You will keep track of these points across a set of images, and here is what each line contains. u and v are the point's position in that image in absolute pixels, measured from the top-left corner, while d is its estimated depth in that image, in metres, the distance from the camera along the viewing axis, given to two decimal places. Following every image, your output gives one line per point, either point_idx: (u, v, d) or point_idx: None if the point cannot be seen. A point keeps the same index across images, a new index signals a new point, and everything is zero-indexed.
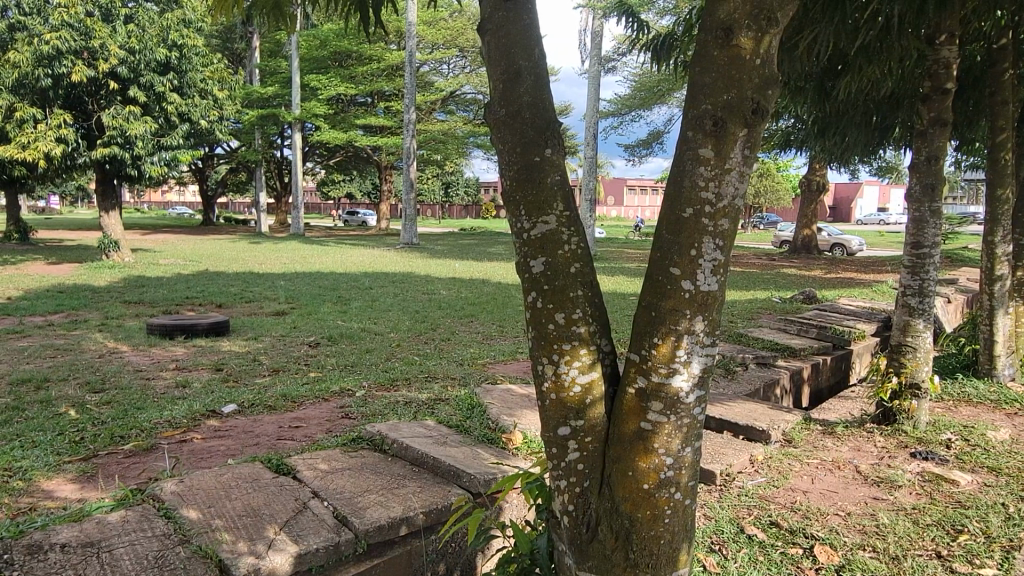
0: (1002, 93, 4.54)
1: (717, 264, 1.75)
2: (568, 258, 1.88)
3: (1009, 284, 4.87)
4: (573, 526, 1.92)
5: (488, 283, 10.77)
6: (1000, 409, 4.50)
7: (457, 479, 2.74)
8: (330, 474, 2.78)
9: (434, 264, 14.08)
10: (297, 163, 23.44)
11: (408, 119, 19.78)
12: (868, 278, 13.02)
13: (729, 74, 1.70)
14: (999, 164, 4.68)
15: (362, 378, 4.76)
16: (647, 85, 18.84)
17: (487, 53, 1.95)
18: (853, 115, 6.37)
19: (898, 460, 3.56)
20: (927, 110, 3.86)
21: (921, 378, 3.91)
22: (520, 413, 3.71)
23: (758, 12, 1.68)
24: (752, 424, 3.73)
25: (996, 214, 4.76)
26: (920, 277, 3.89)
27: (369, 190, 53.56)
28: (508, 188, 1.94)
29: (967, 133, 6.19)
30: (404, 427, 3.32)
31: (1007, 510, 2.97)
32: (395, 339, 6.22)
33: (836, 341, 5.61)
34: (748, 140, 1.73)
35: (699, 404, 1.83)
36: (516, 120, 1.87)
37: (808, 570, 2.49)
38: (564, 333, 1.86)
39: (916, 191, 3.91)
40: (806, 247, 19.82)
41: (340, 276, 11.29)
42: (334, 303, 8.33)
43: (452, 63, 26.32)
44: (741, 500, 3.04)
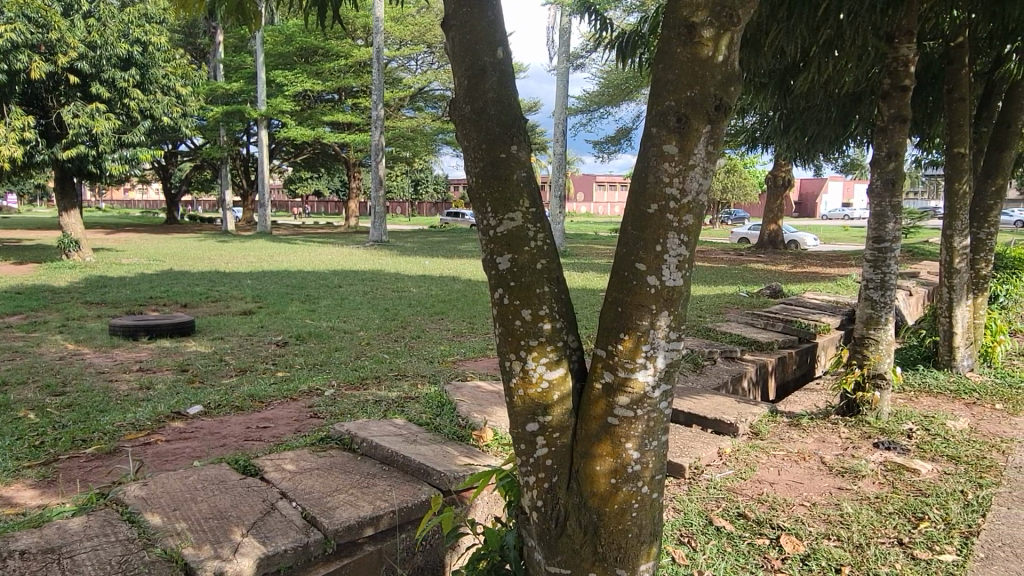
0: (959, 90, 4.61)
1: (682, 259, 1.76)
2: (534, 255, 1.88)
3: (967, 277, 5.00)
4: (542, 522, 1.92)
5: (457, 280, 10.72)
6: (959, 399, 4.61)
7: (426, 476, 2.73)
8: (297, 474, 2.75)
9: (403, 262, 13.98)
10: (263, 160, 23.09)
11: (375, 115, 19.56)
12: (832, 273, 13.24)
13: (691, 71, 1.71)
14: (957, 159, 4.77)
15: (331, 377, 4.72)
16: (614, 82, 18.91)
17: (452, 49, 1.93)
18: (816, 112, 6.48)
19: (862, 450, 3.63)
20: (887, 107, 3.94)
21: (883, 370, 3.99)
22: (490, 410, 3.70)
23: (720, 9, 1.69)
24: (720, 417, 3.77)
25: (954, 209, 4.87)
26: (881, 270, 3.96)
27: (337, 187, 53.03)
28: (474, 185, 1.93)
29: (927, 129, 6.33)
30: (373, 426, 3.30)
31: (966, 497, 3.04)
32: (364, 338, 6.18)
33: (802, 335, 5.70)
34: (711, 136, 1.74)
35: (665, 398, 1.86)
36: (480, 116, 1.87)
37: (775, 561, 2.53)
38: (530, 329, 1.87)
39: (877, 187, 3.97)
40: (772, 243, 20.08)
41: (307, 275, 11.17)
42: (301, 302, 8.24)
43: (420, 59, 26.15)
44: (709, 493, 3.08)
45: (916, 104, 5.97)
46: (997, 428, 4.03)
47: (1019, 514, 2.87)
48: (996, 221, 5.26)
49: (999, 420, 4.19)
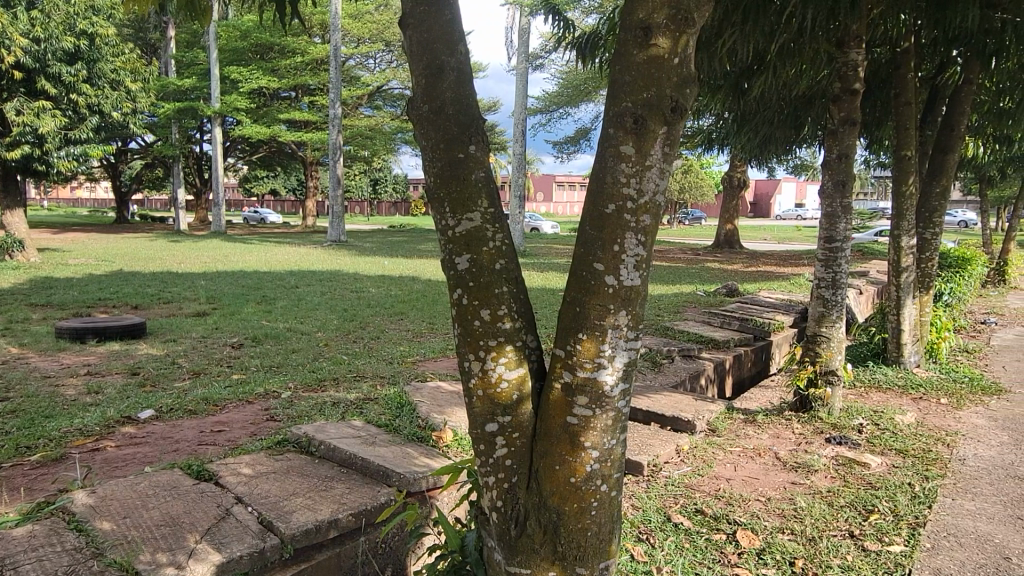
0: (906, 94, 4.77)
1: (640, 259, 1.78)
2: (493, 255, 1.88)
3: (913, 276, 5.15)
4: (502, 522, 1.92)
5: (417, 280, 10.65)
6: (907, 394, 4.75)
7: (386, 479, 2.70)
8: (253, 479, 2.70)
9: (362, 262, 13.84)
10: (218, 158, 22.61)
11: (333, 113, 19.28)
12: (785, 272, 13.51)
13: (648, 73, 1.73)
14: (904, 161, 4.92)
15: (288, 379, 4.65)
16: (573, 82, 19.01)
17: (409, 48, 1.92)
18: (769, 115, 6.61)
19: (815, 445, 3.72)
20: (837, 111, 4.05)
21: (834, 367, 4.08)
22: (450, 410, 3.69)
23: (676, 12, 1.72)
24: (678, 415, 3.82)
25: (901, 210, 5.02)
26: (833, 269, 4.06)
27: (293, 186, 52.26)
28: (432, 185, 1.92)
29: (875, 132, 6.51)
30: (332, 428, 3.25)
31: (914, 489, 3.14)
32: (322, 339, 6.10)
33: (757, 333, 5.81)
34: (668, 137, 1.77)
35: (624, 397, 1.87)
36: (438, 116, 1.86)
37: (732, 555, 2.58)
38: (490, 329, 1.87)
39: (828, 188, 4.09)
40: (728, 242, 20.41)
41: (263, 275, 10.97)
42: (257, 303, 8.09)
43: (378, 57, 25.96)
44: (668, 490, 3.11)
45: (865, 107, 6.14)
46: (942, 422, 4.17)
47: (963, 505, 2.99)
48: (940, 222, 5.45)
49: (944, 414, 4.33)
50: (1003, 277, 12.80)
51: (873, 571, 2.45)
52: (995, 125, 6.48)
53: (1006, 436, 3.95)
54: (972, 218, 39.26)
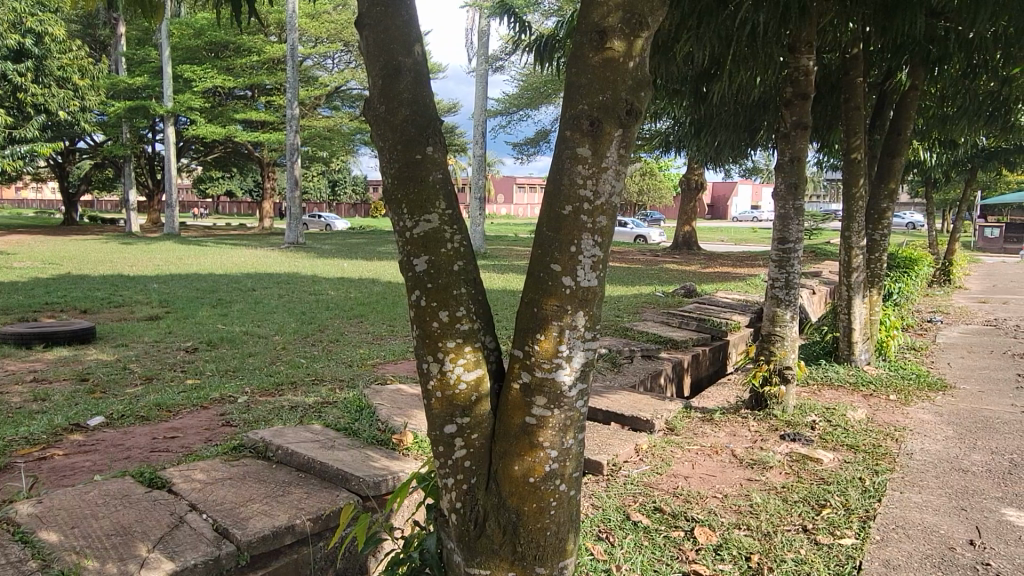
0: (855, 99, 4.92)
1: (596, 261, 1.80)
2: (451, 257, 1.88)
3: (863, 275, 5.30)
4: (461, 523, 1.92)
5: (377, 282, 10.56)
6: (858, 391, 4.88)
7: (345, 483, 2.67)
8: (208, 485, 2.65)
9: (321, 264, 13.67)
10: (171, 158, 22.10)
11: (290, 114, 18.98)
12: (742, 272, 13.74)
13: (603, 75, 1.74)
14: (853, 165, 5.06)
15: (244, 384, 4.56)
16: (534, 84, 19.07)
17: (366, 49, 1.91)
18: (724, 119, 6.73)
19: (770, 442, 3.79)
20: (789, 115, 4.14)
21: (788, 365, 4.17)
22: (411, 413, 3.67)
23: (630, 16, 1.74)
24: (637, 415, 3.86)
25: (851, 212, 5.15)
26: (786, 270, 4.15)
27: (249, 187, 51.39)
28: (389, 186, 1.91)
29: (826, 135, 6.67)
30: (289, 432, 3.21)
31: (864, 484, 3.22)
32: (280, 342, 6.01)
33: (714, 333, 5.91)
34: (623, 140, 1.79)
35: (581, 397, 1.88)
36: (395, 117, 1.85)
37: (689, 552, 2.61)
38: (448, 331, 1.87)
39: (781, 190, 4.19)
40: (686, 244, 20.68)
41: (218, 278, 10.76)
42: (212, 306, 7.92)
43: (336, 57, 25.71)
44: (626, 489, 3.14)
45: (816, 112, 6.30)
46: (891, 418, 4.29)
47: (911, 498, 3.08)
48: (888, 223, 5.63)
49: (893, 410, 4.46)
50: (948, 277, 13.25)
51: (826, 564, 2.51)
52: (939, 130, 6.71)
53: (951, 430, 4.08)
54: (919, 220, 40.55)
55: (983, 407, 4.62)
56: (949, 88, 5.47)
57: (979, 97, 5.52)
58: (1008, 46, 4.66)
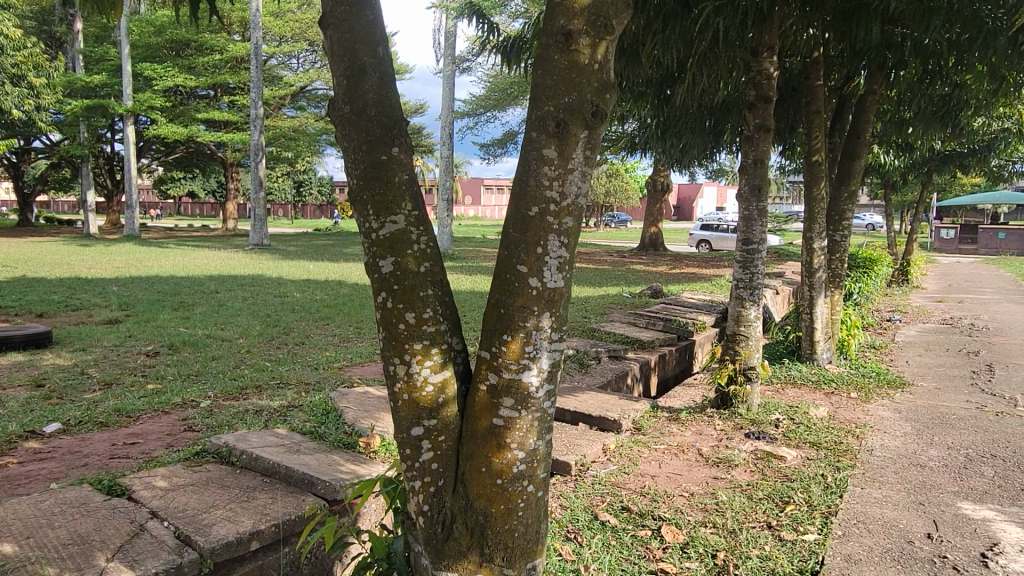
0: (816, 103, 5.02)
1: (562, 261, 1.81)
2: (417, 259, 1.87)
3: (824, 275, 5.40)
4: (428, 526, 1.91)
5: (344, 284, 10.46)
6: (820, 389, 4.98)
7: (311, 487, 2.64)
8: (170, 491, 2.59)
9: (286, 266, 13.50)
10: (130, 158, 21.62)
11: (254, 114, 18.70)
12: (707, 273, 13.90)
13: (569, 77, 1.75)
14: (814, 167, 5.16)
15: (208, 388, 4.48)
16: (501, 86, 19.08)
17: (330, 48, 1.89)
18: (690, 121, 6.80)
19: (735, 440, 3.84)
20: (753, 117, 4.21)
21: (752, 364, 4.22)
22: (378, 416, 3.64)
23: (595, 19, 1.76)
24: (604, 415, 3.88)
25: (813, 213, 5.24)
26: (750, 270, 4.22)
27: (212, 188, 50.50)
28: (354, 187, 1.89)
29: (788, 138, 6.78)
30: (254, 437, 3.16)
31: (826, 480, 3.29)
32: (244, 345, 5.92)
33: (680, 333, 5.98)
34: (589, 141, 1.80)
35: (548, 398, 1.89)
36: (360, 118, 1.83)
37: (657, 550, 2.63)
38: (415, 332, 1.85)
39: (745, 192, 4.26)
40: (653, 244, 20.86)
41: (181, 280, 10.56)
42: (174, 309, 7.75)
43: (301, 57, 25.40)
44: (594, 489, 3.15)
45: (778, 114, 6.40)
46: (852, 415, 4.38)
47: (871, 493, 3.15)
48: (849, 224, 5.76)
49: (854, 408, 4.56)
50: (906, 277, 13.58)
51: (789, 560, 2.55)
52: (897, 133, 6.86)
53: (910, 426, 4.18)
54: (878, 221, 41.50)
55: (940, 403, 4.74)
56: (906, 92, 5.60)
57: (934, 101, 5.66)
58: (962, 54, 4.78)
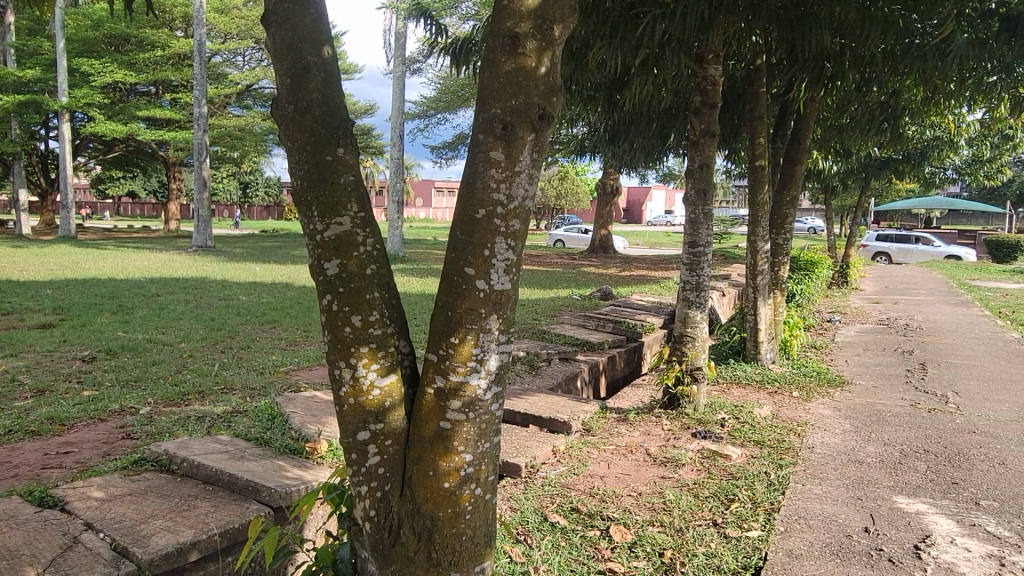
0: (759, 109, 5.16)
1: (509, 264, 1.81)
2: (363, 261, 1.85)
3: (767, 277, 5.53)
4: (375, 532, 1.89)
5: (291, 287, 10.27)
6: (764, 389, 5.10)
7: (255, 494, 2.58)
8: (105, 502, 2.50)
9: (231, 268, 13.18)
10: (65, 156, 20.80)
11: (198, 112, 18.18)
12: (656, 275, 14.11)
13: (515, 81, 1.75)
14: (758, 171, 5.28)
15: (147, 394, 4.35)
16: (451, 88, 19.02)
17: (273, 46, 1.85)
18: (637, 126, 6.90)
19: (682, 440, 3.91)
20: (698, 122, 4.31)
21: (698, 364, 4.30)
22: (325, 421, 3.59)
23: (541, 23, 1.77)
24: (554, 416, 3.89)
25: (756, 217, 5.38)
26: (696, 272, 4.30)
27: (154, 187, 49.13)
28: (298, 188, 1.86)
29: (733, 143, 6.94)
30: (196, 444, 3.07)
31: (769, 477, 3.36)
32: (186, 350, 5.75)
33: (629, 334, 6.06)
34: (535, 145, 1.81)
35: (496, 400, 1.88)
36: (304, 118, 1.80)
37: (605, 550, 2.65)
38: (360, 336, 1.83)
39: (691, 196, 4.35)
40: (603, 247, 21.06)
41: (119, 283, 10.21)
42: (112, 313, 7.49)
43: (247, 55, 24.92)
44: (544, 490, 3.17)
45: (723, 119, 6.54)
46: (794, 414, 4.51)
47: (812, 490, 3.24)
48: (790, 228, 5.93)
49: (796, 407, 4.68)
50: (846, 279, 14.02)
51: (734, 557, 2.60)
52: (835, 140, 7.09)
53: (848, 424, 4.32)
54: (818, 225, 42.83)
55: (876, 401, 4.92)
56: (844, 100, 5.78)
57: (869, 107, 5.86)
58: (894, 64, 4.96)
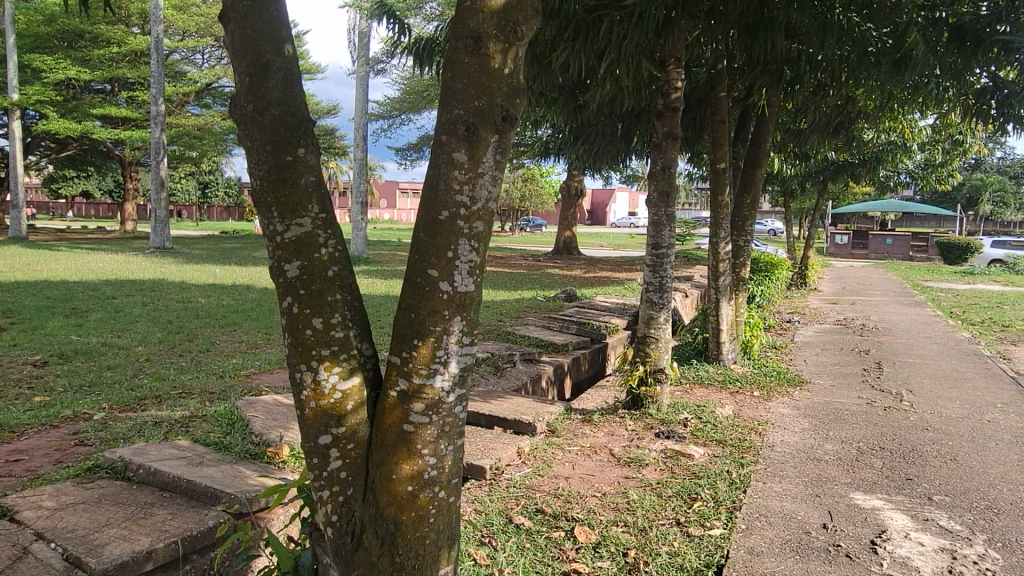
0: (720, 113, 5.24)
1: (473, 266, 1.80)
2: (325, 261, 1.83)
3: (728, 278, 5.61)
4: (337, 537, 1.87)
5: (251, 288, 10.10)
6: (725, 388, 5.18)
7: (214, 500, 2.53)
8: (57, 512, 2.43)
9: (189, 270, 12.92)
10: (15, 154, 20.14)
11: (155, 111, 17.78)
12: (620, 276, 14.20)
13: (478, 81, 1.75)
14: (719, 174, 5.36)
15: (101, 399, 4.24)
16: (415, 88, 18.93)
17: (231, 44, 1.82)
18: (600, 128, 6.94)
19: (645, 440, 3.94)
20: (660, 125, 4.36)
21: (661, 365, 4.34)
22: (286, 425, 3.53)
23: (504, 23, 1.76)
24: (519, 418, 3.88)
25: (718, 219, 5.45)
26: (659, 274, 4.35)
27: (110, 187, 47.98)
28: (258, 189, 1.83)
29: (694, 146, 7.04)
30: (152, 450, 3.00)
31: (731, 476, 3.41)
32: (143, 354, 5.62)
33: (594, 335, 6.09)
34: (499, 146, 1.80)
35: (460, 402, 1.87)
36: (264, 117, 1.78)
37: (570, 551, 2.66)
38: (322, 338, 1.81)
39: (654, 198, 4.39)
40: (567, 249, 21.14)
41: (72, 285, 9.92)
42: (64, 316, 7.29)
43: (206, 53, 24.46)
44: (509, 492, 3.16)
45: (684, 122, 6.63)
46: (755, 413, 4.58)
47: (772, 488, 3.29)
48: (750, 230, 6.03)
49: (757, 406, 4.76)
50: (804, 281, 14.30)
51: (697, 555, 2.63)
52: (793, 143, 7.22)
53: (807, 422, 4.40)
54: (777, 227, 43.71)
55: (834, 400, 5.02)
56: (802, 104, 5.90)
57: (827, 111, 5.98)
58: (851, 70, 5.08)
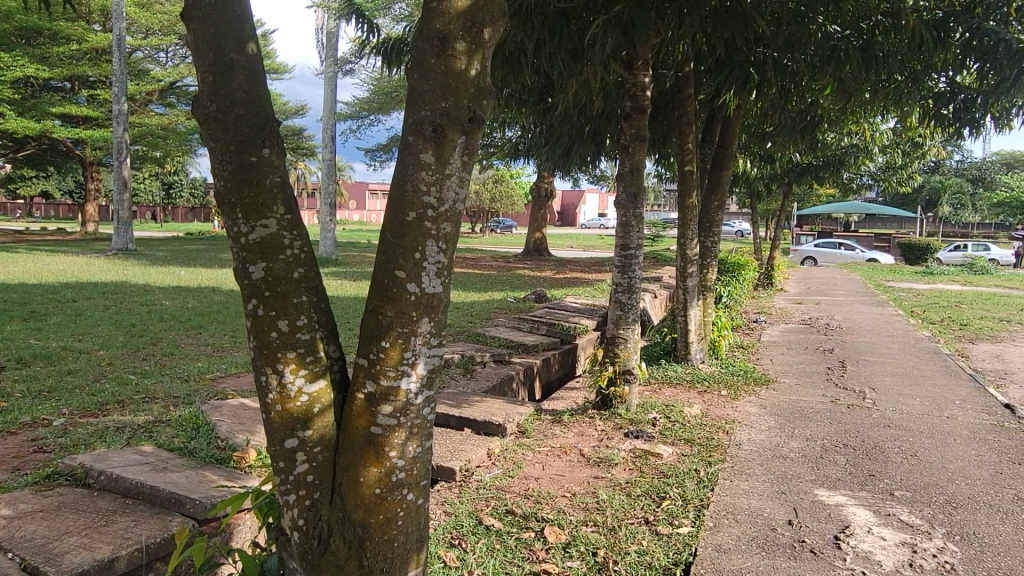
0: (687, 114, 5.30)
1: (440, 267, 1.80)
2: (290, 263, 1.81)
3: (696, 279, 5.67)
4: (304, 541, 1.85)
5: (217, 291, 9.95)
6: (693, 388, 5.23)
7: (178, 506, 2.49)
8: (14, 520, 2.36)
9: (153, 272, 12.67)
10: None
11: (117, 109, 17.40)
12: (590, 277, 14.29)
13: (445, 82, 1.74)
14: (686, 176, 5.42)
15: (60, 405, 4.14)
16: (384, 89, 18.82)
17: (193, 42, 1.79)
18: (568, 130, 6.97)
19: (615, 440, 3.96)
20: (628, 127, 4.40)
21: (630, 365, 4.37)
22: (253, 429, 3.49)
23: (469, 24, 1.77)
24: (489, 419, 3.87)
25: (685, 220, 5.51)
26: (627, 275, 4.38)
27: (71, 186, 46.88)
28: (221, 190, 1.80)
29: (662, 148, 7.11)
30: (114, 455, 2.94)
31: (699, 475, 3.45)
32: (105, 358, 5.49)
33: (564, 337, 6.12)
34: (466, 147, 1.80)
35: (428, 403, 1.87)
36: (227, 116, 1.75)
37: (539, 551, 2.67)
38: (287, 340, 1.79)
39: (621, 199, 4.43)
40: (537, 250, 21.20)
41: (31, 288, 9.67)
42: (23, 320, 7.10)
43: (170, 51, 24.04)
44: (479, 494, 3.16)
45: (652, 124, 6.69)
46: (722, 412, 4.64)
47: (739, 485, 3.33)
48: (717, 231, 6.10)
49: (724, 405, 4.82)
50: (770, 281, 14.52)
51: (665, 553, 2.65)
52: (758, 145, 7.33)
53: (773, 420, 4.47)
54: (744, 228, 44.32)
55: (799, 398, 5.10)
56: (767, 107, 6.00)
57: (791, 114, 6.07)
58: (814, 73, 5.15)
